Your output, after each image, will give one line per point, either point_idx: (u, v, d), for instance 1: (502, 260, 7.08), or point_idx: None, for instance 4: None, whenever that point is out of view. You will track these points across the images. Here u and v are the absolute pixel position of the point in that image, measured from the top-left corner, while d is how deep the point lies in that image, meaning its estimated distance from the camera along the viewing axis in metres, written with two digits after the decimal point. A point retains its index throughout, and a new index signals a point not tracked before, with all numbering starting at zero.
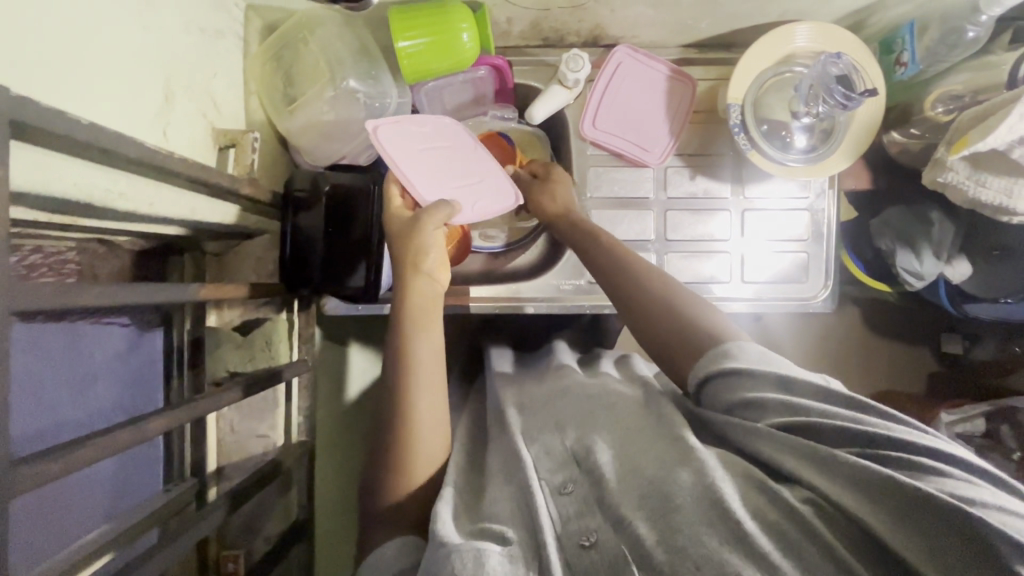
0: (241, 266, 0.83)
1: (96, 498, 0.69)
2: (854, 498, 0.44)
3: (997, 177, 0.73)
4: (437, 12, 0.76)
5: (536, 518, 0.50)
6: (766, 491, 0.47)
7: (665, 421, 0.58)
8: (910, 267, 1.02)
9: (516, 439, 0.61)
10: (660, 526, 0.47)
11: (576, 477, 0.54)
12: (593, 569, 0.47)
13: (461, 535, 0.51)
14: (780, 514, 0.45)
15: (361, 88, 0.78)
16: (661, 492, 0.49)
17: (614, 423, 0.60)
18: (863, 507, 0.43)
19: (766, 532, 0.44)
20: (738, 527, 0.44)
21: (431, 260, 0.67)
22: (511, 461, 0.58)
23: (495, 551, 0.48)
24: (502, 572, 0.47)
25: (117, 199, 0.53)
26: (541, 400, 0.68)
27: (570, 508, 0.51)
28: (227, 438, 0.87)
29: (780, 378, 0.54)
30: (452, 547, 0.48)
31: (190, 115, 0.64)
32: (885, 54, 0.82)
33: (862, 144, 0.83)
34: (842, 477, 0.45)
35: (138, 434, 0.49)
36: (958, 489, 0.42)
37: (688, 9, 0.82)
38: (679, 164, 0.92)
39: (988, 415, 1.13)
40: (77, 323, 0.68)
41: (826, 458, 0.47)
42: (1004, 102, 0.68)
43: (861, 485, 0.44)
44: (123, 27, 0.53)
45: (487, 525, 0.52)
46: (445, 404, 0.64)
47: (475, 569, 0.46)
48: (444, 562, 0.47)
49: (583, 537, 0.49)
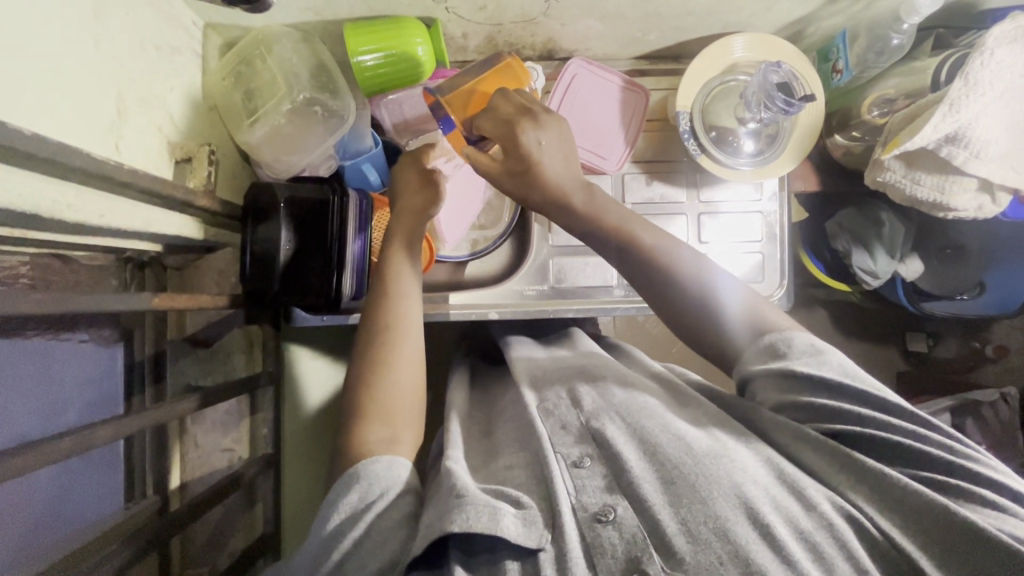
0: (203, 279, 0.86)
1: (42, 517, 0.68)
2: (900, 521, 0.49)
3: (930, 175, 0.77)
4: (392, 28, 0.79)
5: (551, 486, 0.53)
6: (800, 497, 0.51)
7: (695, 416, 0.61)
8: (865, 266, 1.05)
9: (531, 412, 0.63)
10: (684, 514, 0.49)
11: (592, 453, 0.56)
12: (611, 545, 0.48)
13: (478, 489, 0.53)
14: (816, 524, 0.49)
15: (318, 102, 0.80)
16: (689, 480, 0.51)
17: (630, 404, 0.62)
18: (908, 527, 0.48)
19: (800, 542, 0.47)
20: (768, 532, 0.47)
21: (406, 281, 0.71)
22: (527, 432, 0.61)
23: (511, 512, 0.50)
24: (516, 531, 0.48)
25: (66, 210, 0.53)
26: (555, 380, 0.70)
27: (588, 481, 0.53)
28: (191, 454, 0.89)
29: (827, 384, 0.56)
30: (466, 501, 0.50)
31: (142, 129, 0.65)
32: (823, 62, 0.86)
33: (805, 147, 0.87)
34: (890, 495, 0.50)
35: (83, 441, 0.49)
36: (1016, 529, 0.47)
37: (634, 22, 0.86)
38: (636, 171, 0.96)
39: (953, 409, 1.16)
40: (35, 340, 0.69)
41: (875, 475, 0.51)
42: (930, 104, 0.72)
43: (909, 507, 0.49)
44: (75, 43, 0.54)
45: (505, 487, 0.54)
46: (417, 393, 0.66)
47: (491, 524, 0.48)
48: (455, 511, 0.49)
49: (601, 513, 0.50)
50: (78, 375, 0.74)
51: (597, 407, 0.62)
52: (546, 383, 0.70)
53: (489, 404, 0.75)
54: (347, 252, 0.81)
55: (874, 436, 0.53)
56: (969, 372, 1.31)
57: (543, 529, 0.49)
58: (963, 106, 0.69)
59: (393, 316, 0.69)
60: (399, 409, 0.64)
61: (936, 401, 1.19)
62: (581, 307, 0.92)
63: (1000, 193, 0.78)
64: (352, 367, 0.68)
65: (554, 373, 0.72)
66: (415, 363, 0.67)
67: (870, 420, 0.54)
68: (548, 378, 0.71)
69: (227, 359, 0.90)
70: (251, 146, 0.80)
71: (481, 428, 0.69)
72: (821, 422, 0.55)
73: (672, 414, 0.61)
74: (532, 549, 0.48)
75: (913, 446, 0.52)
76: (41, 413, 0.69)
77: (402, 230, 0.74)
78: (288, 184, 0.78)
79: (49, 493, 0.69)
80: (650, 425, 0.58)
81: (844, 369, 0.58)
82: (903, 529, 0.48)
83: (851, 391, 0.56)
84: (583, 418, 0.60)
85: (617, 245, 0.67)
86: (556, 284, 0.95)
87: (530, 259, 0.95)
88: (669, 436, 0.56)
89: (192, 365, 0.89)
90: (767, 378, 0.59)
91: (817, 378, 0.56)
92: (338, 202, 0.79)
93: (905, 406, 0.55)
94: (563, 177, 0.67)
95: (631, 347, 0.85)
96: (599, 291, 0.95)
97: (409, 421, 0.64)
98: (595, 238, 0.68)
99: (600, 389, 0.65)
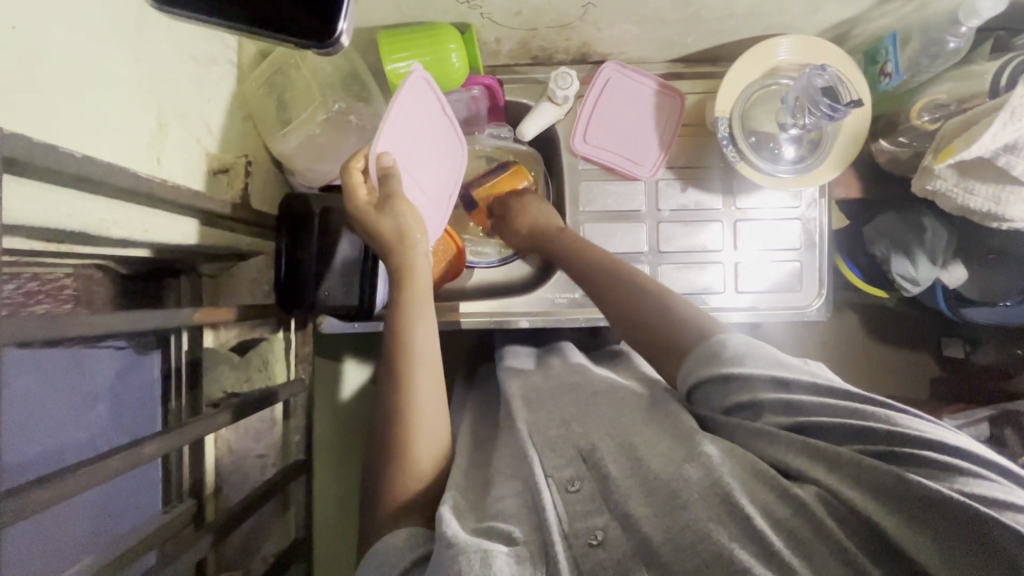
0: (236, 289, 0.85)
1: (86, 524, 0.70)
2: (870, 500, 0.46)
3: (985, 185, 0.74)
4: (426, 34, 0.78)
5: (541, 512, 0.52)
6: (773, 485, 0.48)
7: (670, 418, 0.59)
8: (906, 273, 1.01)
9: (523, 433, 0.62)
10: (667, 523, 0.48)
11: (584, 474, 0.55)
12: (601, 566, 0.48)
13: (466, 532, 0.51)
14: (790, 510, 0.47)
15: (351, 111, 0.80)
16: (669, 488, 0.50)
17: (616, 417, 0.61)
18: (876, 502, 0.45)
19: (776, 530, 0.46)
20: (746, 523, 0.46)
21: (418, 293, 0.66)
22: (517, 459, 0.59)
23: (502, 551, 0.48)
24: (509, 572, 0.47)
25: (112, 227, 0.53)
26: (555, 425, 0.63)
27: (579, 505, 0.52)
28: (225, 459, 0.88)
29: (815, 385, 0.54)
30: (461, 547, 0.48)
31: (183, 142, 0.65)
32: (870, 65, 0.83)
33: (850, 153, 0.84)
34: (869, 486, 0.46)
35: (133, 458, 0.50)
36: (992, 494, 0.44)
37: (673, 25, 0.83)
38: (670, 176, 0.93)
39: (992, 419, 1.12)
40: (78, 350, 0.70)
41: (842, 461, 0.48)
42: (987, 111, 0.69)
43: (878, 485, 0.46)
44: (120, 62, 0.55)
45: (495, 522, 0.52)
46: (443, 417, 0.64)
47: (483, 570, 0.46)
48: (445, 569, 0.47)
49: (590, 536, 0.50)
50: (119, 382, 0.76)
51: (587, 429, 0.60)
52: (541, 406, 0.67)
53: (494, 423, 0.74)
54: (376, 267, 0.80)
55: (830, 420, 0.51)
56: None
57: (533, 569, 0.48)
58: None
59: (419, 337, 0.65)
60: (431, 437, 0.62)
61: (974, 410, 1.15)
62: None
63: None
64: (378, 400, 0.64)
65: (548, 392, 0.71)
66: (436, 406, 0.63)
67: (840, 407, 0.51)
68: (542, 395, 0.70)
69: (265, 365, 0.89)
70: (287, 155, 0.81)
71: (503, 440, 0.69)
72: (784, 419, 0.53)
73: (644, 420, 0.60)
74: None
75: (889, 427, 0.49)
76: (88, 424, 0.71)
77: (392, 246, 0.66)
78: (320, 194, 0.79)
79: (94, 501, 0.71)
80: (634, 434, 0.57)
81: (790, 364, 0.57)
82: (877, 508, 0.45)
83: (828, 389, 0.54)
84: (574, 441, 0.59)
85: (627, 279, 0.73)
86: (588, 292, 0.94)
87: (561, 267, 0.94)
88: (652, 444, 0.55)
89: (227, 372, 0.86)
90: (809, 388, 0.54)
91: (811, 383, 0.54)
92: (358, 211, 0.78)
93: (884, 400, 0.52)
94: (539, 220, 0.86)
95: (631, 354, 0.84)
96: None
97: (432, 459, 0.61)
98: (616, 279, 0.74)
99: (587, 404, 0.65)
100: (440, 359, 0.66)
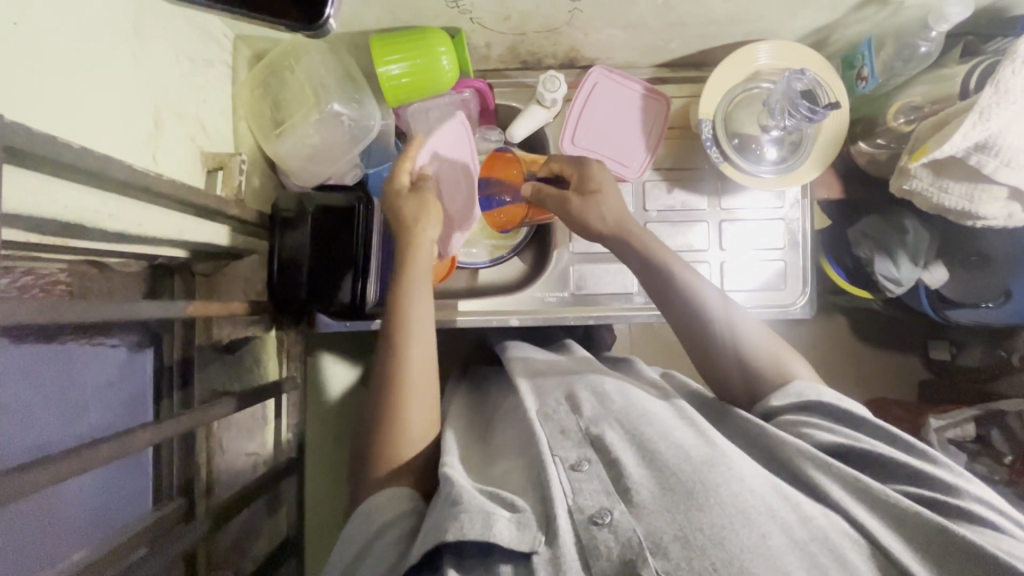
0: (230, 288, 0.86)
1: (75, 520, 0.70)
2: (896, 537, 0.48)
3: (959, 183, 0.76)
4: (417, 38, 0.80)
5: (546, 487, 0.53)
6: (796, 509, 0.50)
7: (688, 416, 0.63)
8: (888, 273, 1.03)
9: (531, 414, 0.64)
10: (681, 521, 0.49)
11: (591, 457, 0.57)
12: (605, 550, 0.48)
13: (474, 491, 0.54)
14: (811, 534, 0.48)
15: (345, 112, 0.82)
16: (687, 487, 0.51)
17: (629, 411, 0.62)
18: (903, 543, 0.48)
19: (795, 550, 0.47)
20: (767, 545, 0.47)
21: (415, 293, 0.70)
22: (526, 437, 0.61)
23: (504, 516, 0.50)
24: (508, 536, 0.49)
25: (107, 220, 0.55)
26: (564, 406, 0.65)
27: (586, 483, 0.53)
28: (218, 457, 0.88)
29: (847, 417, 0.59)
30: (461, 508, 0.50)
31: (178, 140, 0.66)
32: (848, 70, 0.86)
33: (829, 155, 0.87)
34: (890, 515, 0.50)
35: (124, 446, 0.50)
36: (1006, 546, 0.47)
37: (657, 31, 0.86)
38: (657, 178, 0.96)
39: (977, 420, 1.13)
40: (69, 346, 0.70)
41: (869, 491, 0.52)
42: (958, 112, 0.71)
43: (906, 524, 0.49)
44: (119, 60, 0.56)
45: (499, 490, 0.55)
46: (435, 397, 0.68)
47: (484, 530, 0.48)
48: (450, 518, 0.50)
49: (597, 515, 0.50)
50: (111, 378, 0.77)
51: (596, 413, 0.62)
52: (547, 388, 0.70)
53: (490, 410, 0.76)
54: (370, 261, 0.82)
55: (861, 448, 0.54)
56: None
57: (537, 531, 0.50)
58: (994, 113, 0.68)
59: (415, 337, 0.68)
60: (419, 413, 0.65)
61: (959, 410, 1.17)
62: (603, 314, 0.95)
63: None
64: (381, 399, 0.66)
65: (555, 378, 0.73)
66: (427, 386, 0.67)
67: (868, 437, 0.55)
68: (548, 381, 0.72)
69: (257, 363, 0.93)
70: (280, 155, 0.82)
71: (488, 433, 0.70)
72: (827, 440, 0.57)
73: (670, 420, 0.62)
74: (525, 552, 0.49)
75: (917, 467, 0.53)
76: (79, 417, 0.71)
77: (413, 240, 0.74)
78: (315, 193, 0.80)
79: (85, 495, 0.71)
80: (649, 432, 0.58)
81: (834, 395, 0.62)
82: (901, 544, 0.48)
83: (854, 419, 0.59)
84: (583, 424, 0.61)
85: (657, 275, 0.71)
86: (578, 291, 0.95)
87: (550, 267, 0.95)
88: (669, 444, 0.56)
89: (221, 371, 0.89)
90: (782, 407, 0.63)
91: (836, 410, 0.60)
92: (365, 210, 0.80)
93: (910, 440, 0.56)
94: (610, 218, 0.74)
95: (633, 360, 0.85)
96: (619, 299, 0.95)
97: (422, 434, 0.65)
98: (652, 277, 0.72)
99: (599, 394, 0.65)
100: (432, 362, 0.69)
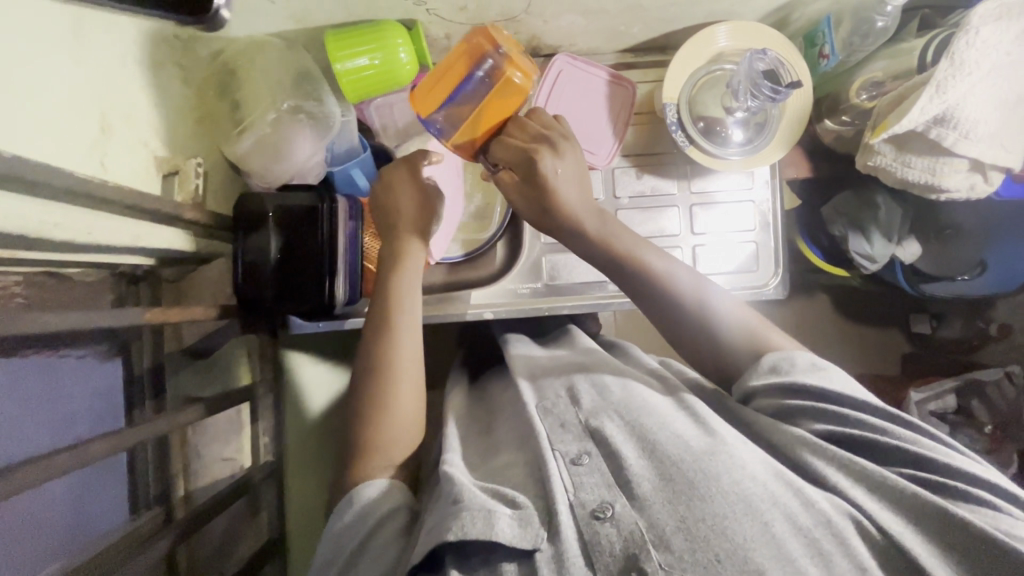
0: (198, 290, 0.87)
1: (43, 533, 0.69)
2: (899, 519, 0.49)
3: (921, 157, 0.76)
4: (372, 31, 0.79)
5: (548, 483, 0.53)
6: (799, 494, 0.50)
7: (685, 404, 0.63)
8: (862, 250, 1.04)
9: (530, 410, 0.64)
10: (683, 511, 0.49)
11: (592, 450, 0.56)
12: (607, 541, 0.49)
13: (477, 489, 0.54)
14: (814, 520, 0.49)
15: (302, 110, 0.81)
16: (688, 477, 0.51)
17: (631, 403, 0.62)
18: (906, 525, 0.49)
19: (798, 538, 0.48)
20: (768, 532, 0.47)
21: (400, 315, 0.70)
22: (524, 431, 0.62)
23: (506, 513, 0.51)
24: (512, 535, 0.49)
25: (52, 229, 0.53)
26: (559, 397, 0.65)
27: (586, 478, 0.53)
28: (194, 462, 0.91)
29: (837, 397, 0.57)
30: (460, 508, 0.51)
31: (129, 143, 0.65)
32: (809, 48, 0.85)
33: (793, 133, 0.87)
34: (889, 497, 0.50)
35: (82, 456, 0.49)
36: (1008, 527, 0.48)
37: (617, 16, 0.85)
38: (626, 164, 0.95)
39: (958, 391, 1.13)
40: (34, 357, 0.69)
41: (870, 474, 0.52)
42: (916, 85, 0.72)
43: (907, 505, 0.50)
44: (57, 62, 0.55)
45: (498, 487, 0.55)
46: (421, 393, 0.69)
47: (486, 529, 0.49)
48: (452, 518, 0.50)
49: (599, 510, 0.50)
50: (79, 389, 0.75)
51: (596, 405, 0.62)
52: (541, 381, 0.71)
53: (484, 404, 0.76)
54: (338, 263, 0.81)
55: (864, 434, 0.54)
56: (973, 352, 1.29)
57: (539, 528, 0.50)
58: (951, 86, 0.68)
59: (402, 359, 0.69)
60: (399, 414, 0.66)
61: (941, 382, 1.17)
62: (574, 304, 0.94)
63: (993, 173, 0.77)
64: (380, 404, 0.66)
65: (556, 370, 0.72)
66: (416, 384, 0.69)
67: (870, 424, 0.55)
68: (547, 377, 0.71)
69: (225, 369, 0.92)
70: (240, 156, 0.81)
71: (481, 427, 0.70)
72: (825, 426, 0.55)
73: (670, 409, 0.62)
74: (528, 549, 0.49)
75: (920, 450, 0.53)
76: (45, 429, 0.70)
77: (409, 237, 0.74)
78: (278, 193, 0.79)
79: (55, 507, 0.71)
80: (649, 423, 0.58)
81: (813, 371, 0.59)
82: (902, 526, 0.49)
83: (849, 400, 0.56)
84: (583, 416, 0.61)
85: (640, 273, 0.67)
86: (551, 281, 0.96)
87: (522, 257, 0.96)
88: (667, 435, 0.56)
89: (189, 377, 0.90)
90: (769, 388, 0.59)
91: (820, 390, 0.57)
92: (327, 210, 0.79)
93: (915, 421, 0.56)
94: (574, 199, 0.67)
95: (628, 347, 0.85)
96: (594, 288, 0.95)
97: (404, 438, 0.66)
98: (621, 273, 0.68)
99: (599, 386, 0.66)
100: (422, 376, 0.70)
